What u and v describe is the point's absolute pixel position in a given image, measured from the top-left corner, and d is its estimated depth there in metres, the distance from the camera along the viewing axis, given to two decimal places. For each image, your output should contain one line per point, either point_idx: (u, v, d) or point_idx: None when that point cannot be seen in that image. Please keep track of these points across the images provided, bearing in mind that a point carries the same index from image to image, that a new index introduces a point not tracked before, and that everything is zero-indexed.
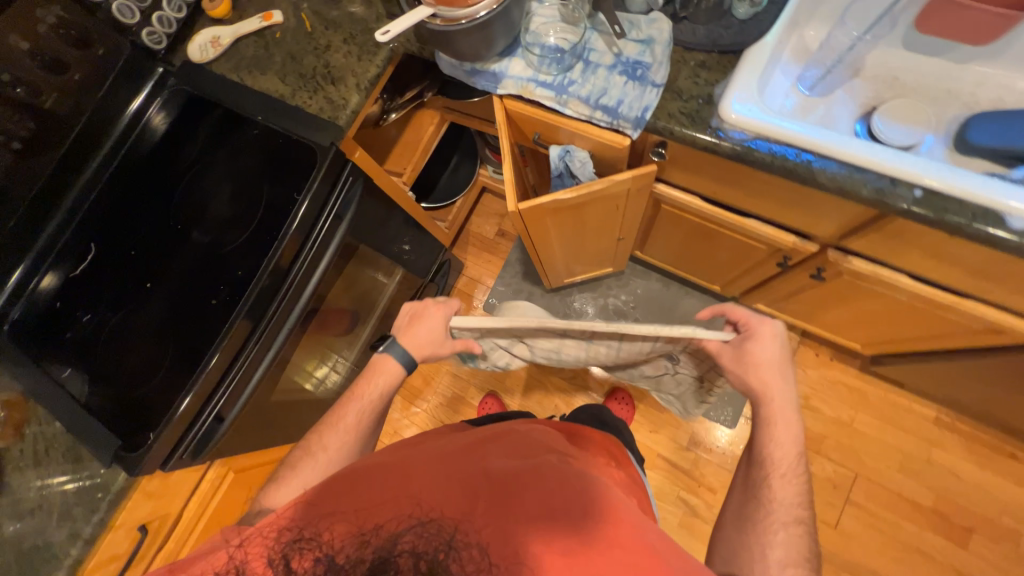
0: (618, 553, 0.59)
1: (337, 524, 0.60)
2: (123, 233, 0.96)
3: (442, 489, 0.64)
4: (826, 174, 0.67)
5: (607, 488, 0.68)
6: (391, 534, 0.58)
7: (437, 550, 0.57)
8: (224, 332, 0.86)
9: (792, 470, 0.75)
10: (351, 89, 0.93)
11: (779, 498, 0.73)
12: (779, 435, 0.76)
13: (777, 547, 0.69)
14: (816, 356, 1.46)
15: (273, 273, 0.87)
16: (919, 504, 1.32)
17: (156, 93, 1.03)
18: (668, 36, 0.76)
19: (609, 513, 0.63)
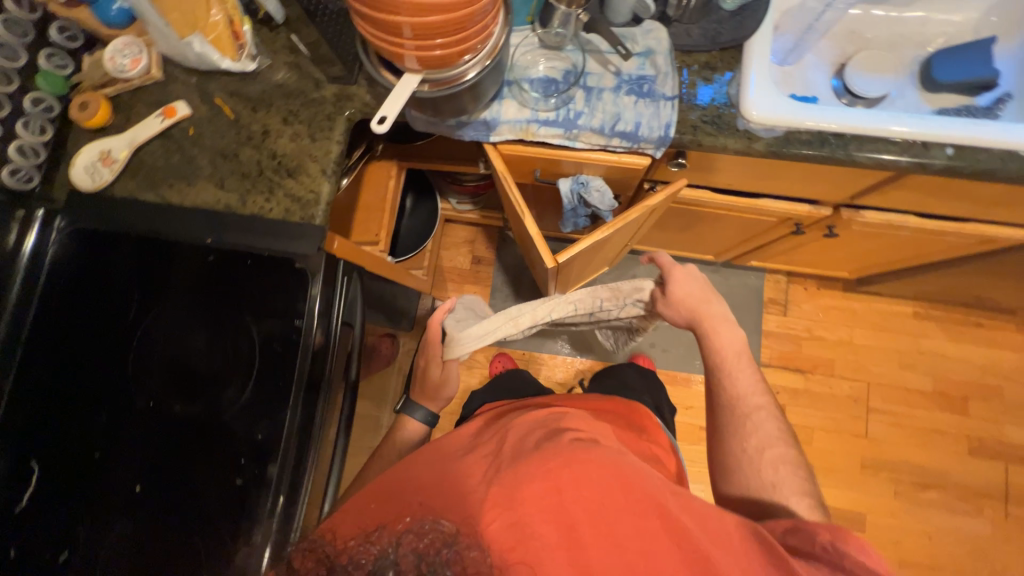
0: (627, 523, 0.55)
1: (335, 539, 0.57)
2: (70, 433, 0.74)
3: (445, 494, 0.59)
4: (861, 152, 0.67)
5: (624, 460, 0.62)
6: (392, 542, 0.52)
7: (441, 550, 0.51)
8: (268, 510, 0.70)
9: (738, 365, 0.84)
10: (316, 178, 0.77)
11: (742, 392, 0.82)
12: (722, 339, 0.86)
13: (751, 434, 0.78)
14: (805, 289, 1.56)
15: (301, 420, 0.72)
16: (923, 391, 1.49)
17: (46, 243, 0.79)
18: (668, 44, 0.71)
19: (618, 473, 0.59)
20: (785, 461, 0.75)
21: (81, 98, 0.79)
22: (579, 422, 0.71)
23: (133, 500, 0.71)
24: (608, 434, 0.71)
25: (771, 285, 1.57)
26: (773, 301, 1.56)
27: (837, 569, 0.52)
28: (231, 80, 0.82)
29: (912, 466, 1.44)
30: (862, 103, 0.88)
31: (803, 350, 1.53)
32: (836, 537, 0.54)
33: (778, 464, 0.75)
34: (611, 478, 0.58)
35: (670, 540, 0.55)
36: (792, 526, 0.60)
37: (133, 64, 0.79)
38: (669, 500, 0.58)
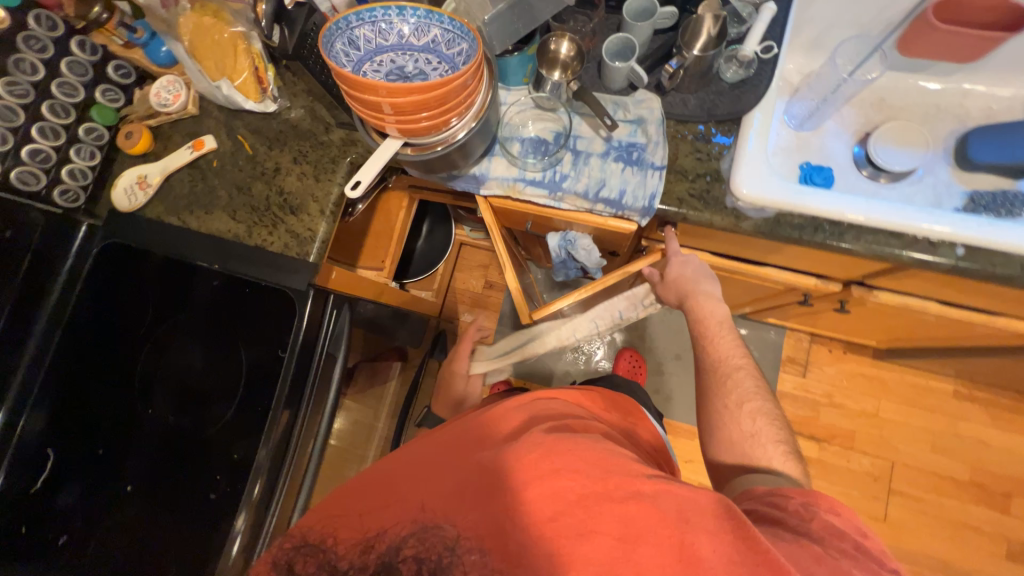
0: (600, 506, 0.53)
1: (340, 530, 0.61)
2: (84, 428, 0.83)
3: (427, 480, 0.62)
4: (861, 243, 0.64)
5: (606, 447, 0.60)
6: (395, 538, 0.58)
7: (443, 554, 0.56)
8: (230, 531, 0.74)
9: (720, 332, 0.77)
10: (316, 216, 0.83)
11: (724, 357, 0.75)
12: (706, 306, 0.79)
13: (731, 392, 0.72)
14: (829, 352, 1.46)
15: (275, 449, 0.77)
16: (957, 479, 1.34)
17: (84, 255, 0.88)
18: (660, 114, 0.70)
19: (589, 456, 0.57)
20: (769, 417, 0.69)
21: (127, 128, 0.89)
22: (578, 415, 0.71)
23: (127, 499, 0.79)
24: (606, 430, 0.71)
25: (791, 343, 1.48)
26: (792, 361, 1.47)
27: (801, 532, 0.53)
28: (253, 118, 0.89)
29: (935, 561, 1.30)
30: (885, 177, 0.80)
31: (821, 416, 1.43)
32: (807, 501, 0.56)
33: (759, 422, 0.68)
34: (580, 462, 0.56)
35: (648, 521, 0.51)
36: (770, 492, 0.60)
37: (175, 99, 0.87)
38: (645, 484, 0.54)
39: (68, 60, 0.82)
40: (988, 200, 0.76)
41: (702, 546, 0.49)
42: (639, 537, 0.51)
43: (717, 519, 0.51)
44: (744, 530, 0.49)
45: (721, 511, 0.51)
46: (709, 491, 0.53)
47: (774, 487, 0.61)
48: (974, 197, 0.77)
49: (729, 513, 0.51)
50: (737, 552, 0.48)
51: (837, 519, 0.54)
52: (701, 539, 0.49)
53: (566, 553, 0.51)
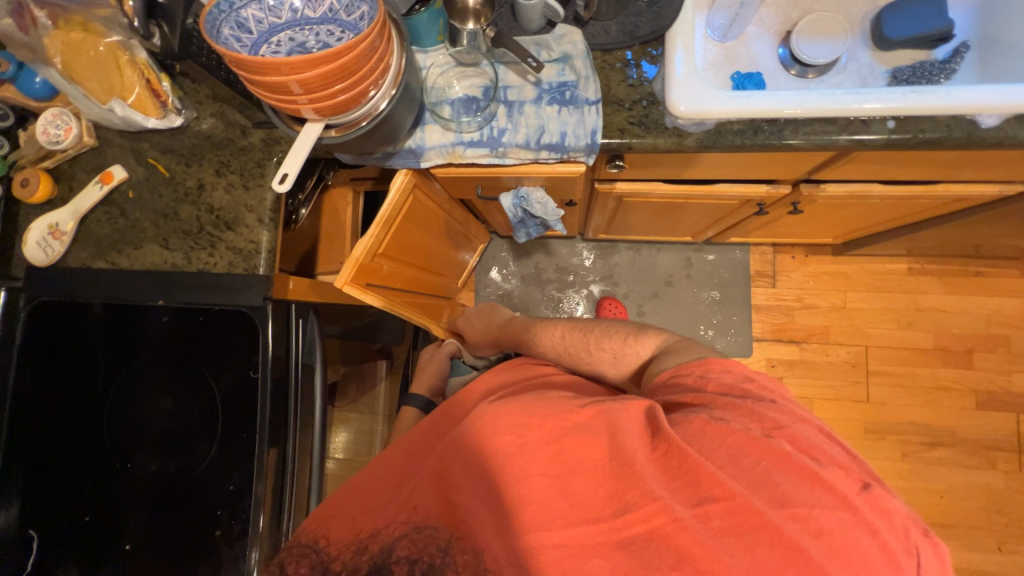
0: (542, 450, 0.53)
1: (331, 530, 0.57)
2: (63, 499, 0.78)
3: (399, 478, 0.61)
4: (799, 136, 0.65)
5: (544, 395, 0.60)
6: (387, 539, 0.54)
7: (435, 555, 0.52)
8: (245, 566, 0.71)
9: (562, 330, 0.83)
10: (255, 227, 0.78)
11: (550, 347, 0.83)
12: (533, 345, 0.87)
13: (581, 355, 0.78)
14: (793, 258, 1.52)
15: (273, 479, 0.74)
16: (925, 348, 1.44)
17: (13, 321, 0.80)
18: (584, 46, 0.68)
19: (526, 409, 0.56)
20: (629, 337, 0.76)
21: (21, 175, 0.80)
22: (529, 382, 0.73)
23: (130, 560, 0.76)
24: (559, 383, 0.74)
25: (756, 258, 1.54)
26: (760, 274, 1.53)
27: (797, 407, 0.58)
28: (160, 137, 0.81)
29: (918, 426, 1.41)
30: (813, 72, 0.82)
31: (796, 320, 1.50)
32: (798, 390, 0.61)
33: (630, 343, 0.76)
34: (514, 412, 0.55)
35: (588, 451, 0.52)
36: (672, 377, 0.63)
37: (66, 134, 0.79)
38: (579, 415, 0.55)
39: None
40: (909, 74, 0.79)
41: (628, 455, 0.51)
42: (577, 472, 0.52)
43: (645, 431, 0.53)
44: (658, 433, 0.52)
45: (646, 425, 0.53)
46: (635, 404, 0.55)
47: (675, 370, 0.64)
48: (896, 74, 0.80)
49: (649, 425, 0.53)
50: (657, 452, 0.51)
51: (726, 376, 0.59)
52: (629, 452, 0.51)
53: (521, 502, 0.51)
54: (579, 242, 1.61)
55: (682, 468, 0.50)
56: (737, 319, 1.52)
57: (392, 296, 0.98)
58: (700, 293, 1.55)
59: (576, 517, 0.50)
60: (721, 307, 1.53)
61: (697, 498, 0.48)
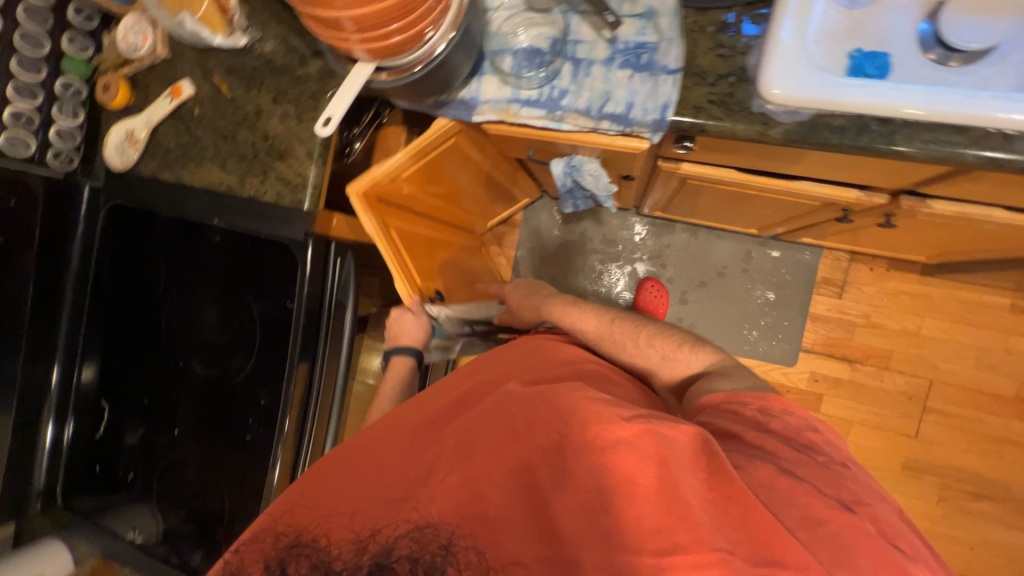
0: (581, 459, 0.49)
1: (333, 528, 0.53)
2: (128, 381, 0.93)
3: (412, 462, 0.57)
4: (916, 145, 0.54)
5: (583, 392, 0.55)
6: (388, 537, 0.50)
7: (435, 553, 0.48)
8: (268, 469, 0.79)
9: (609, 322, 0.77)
10: (303, 160, 0.78)
11: (596, 332, 0.78)
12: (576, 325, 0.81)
13: (627, 351, 0.74)
14: (870, 271, 1.37)
15: (297, 400, 0.79)
16: (1001, 395, 1.29)
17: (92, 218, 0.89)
18: (674, 3, 0.60)
19: (560, 410, 0.53)
20: (685, 344, 0.72)
21: (103, 80, 0.84)
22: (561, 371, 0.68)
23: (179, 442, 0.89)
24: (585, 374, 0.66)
25: (828, 263, 1.39)
26: (827, 281, 1.39)
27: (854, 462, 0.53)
28: (226, 56, 0.82)
29: (966, 474, 1.29)
30: (957, 59, 0.67)
31: (856, 338, 1.37)
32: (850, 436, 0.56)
33: (683, 351, 0.72)
34: (556, 413, 0.53)
35: (632, 472, 0.47)
36: (727, 402, 0.58)
37: (143, 41, 0.82)
38: (621, 429, 0.49)
39: (24, 7, 0.77)
40: None
41: (681, 484, 0.45)
42: (621, 492, 0.47)
43: (697, 456, 0.47)
44: (714, 464, 0.46)
45: (700, 452, 0.48)
46: (687, 429, 0.49)
47: (731, 395, 0.60)
48: None
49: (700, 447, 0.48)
50: (713, 492, 0.46)
51: (790, 420, 0.55)
52: (675, 478, 0.46)
53: (555, 510, 0.49)
54: (633, 215, 1.52)
55: (750, 521, 0.43)
56: (790, 325, 1.41)
57: (410, 229, 0.97)
58: (754, 291, 1.44)
59: (616, 543, 0.45)
60: (772, 309, 1.43)
61: (715, 526, 0.44)
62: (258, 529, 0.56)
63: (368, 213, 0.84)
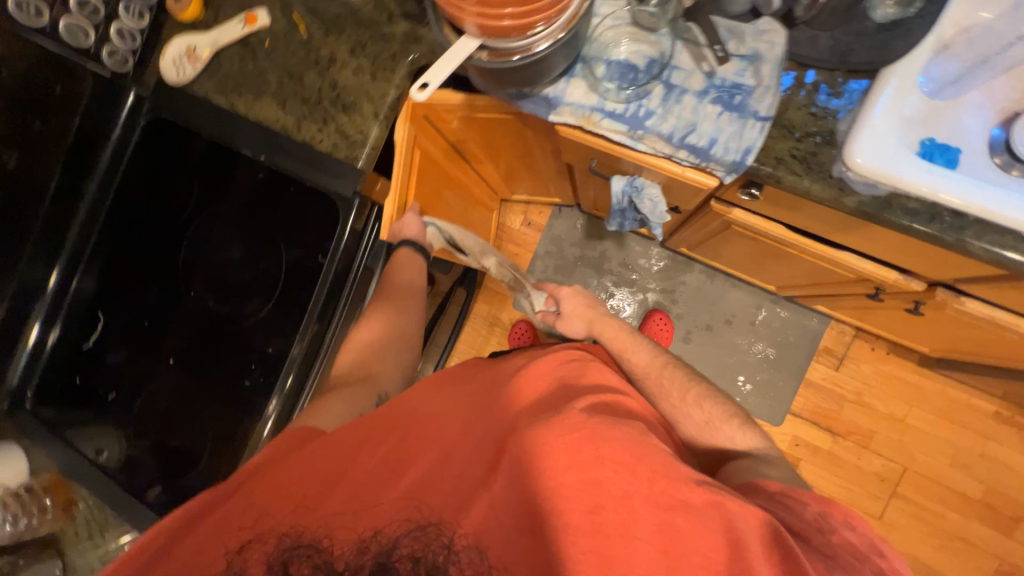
0: (646, 510, 0.49)
1: (335, 528, 0.52)
2: (126, 295, 0.88)
3: (444, 473, 0.56)
4: (980, 245, 0.56)
5: (646, 440, 0.54)
6: (388, 538, 0.51)
7: (437, 552, 0.51)
8: (262, 417, 0.78)
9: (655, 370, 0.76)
10: (368, 118, 0.76)
11: (644, 369, 0.77)
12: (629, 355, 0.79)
13: (671, 395, 0.73)
14: (871, 350, 1.40)
15: (304, 355, 0.77)
16: (967, 495, 1.33)
17: (134, 121, 0.88)
18: (781, 52, 0.59)
19: (623, 452, 0.52)
20: (727, 414, 0.70)
21: None
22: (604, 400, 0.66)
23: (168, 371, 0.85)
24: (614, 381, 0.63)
25: (832, 334, 1.43)
26: (828, 351, 1.42)
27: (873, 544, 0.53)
28: None
29: (919, 564, 1.33)
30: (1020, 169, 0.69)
31: (843, 412, 1.40)
32: None
33: (724, 420, 0.70)
34: (618, 458, 0.51)
35: (700, 538, 0.48)
36: (780, 492, 0.57)
37: None
38: (696, 494, 0.50)
39: None
40: None
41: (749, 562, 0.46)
42: (683, 556, 0.48)
43: (761, 534, 0.47)
44: (776, 546, 0.46)
45: (766, 532, 0.47)
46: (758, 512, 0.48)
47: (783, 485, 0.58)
48: None
49: (762, 525, 0.48)
50: None
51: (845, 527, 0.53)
52: (723, 547, 0.47)
53: (608, 552, 0.48)
54: (656, 246, 1.53)
55: None
56: (783, 385, 1.43)
57: (429, 168, 0.91)
58: (755, 345, 1.46)
59: None
60: (769, 367, 1.45)
61: None
62: (251, 529, 0.52)
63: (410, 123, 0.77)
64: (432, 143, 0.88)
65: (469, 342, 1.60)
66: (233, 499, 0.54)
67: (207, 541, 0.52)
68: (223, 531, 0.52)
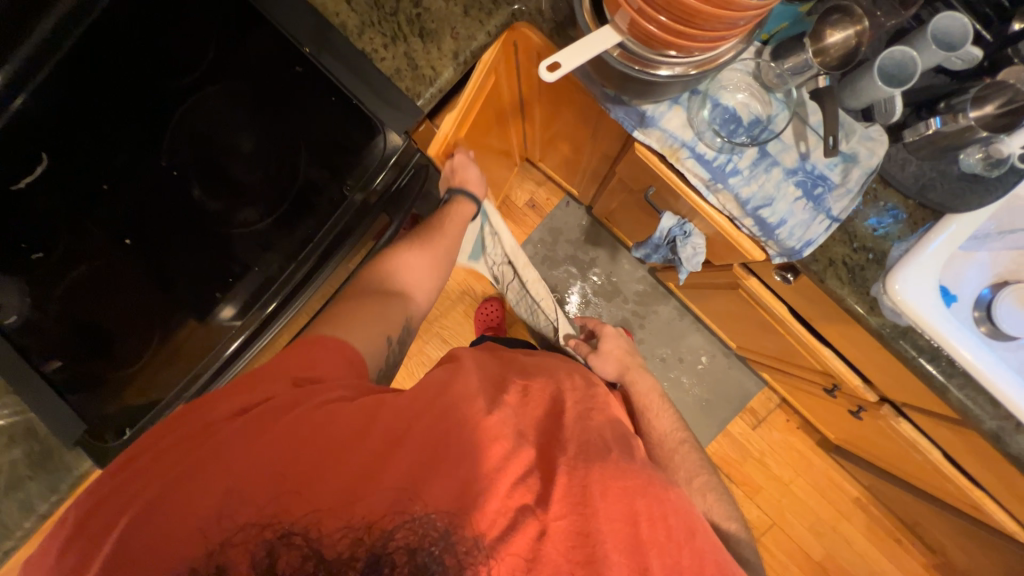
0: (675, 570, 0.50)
1: (326, 517, 0.45)
2: (102, 154, 0.79)
3: (446, 466, 0.49)
4: (956, 394, 0.63)
5: (646, 478, 0.54)
6: (383, 532, 0.45)
7: (433, 547, 0.46)
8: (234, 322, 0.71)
9: (663, 411, 0.76)
10: (444, 56, 0.67)
11: (662, 435, 0.73)
12: (655, 409, 0.77)
13: (681, 469, 0.69)
14: (785, 420, 1.57)
15: (293, 281, 0.71)
16: (811, 556, 1.56)
17: None
18: (876, 164, 0.60)
19: (662, 509, 0.52)
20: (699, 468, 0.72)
21: None
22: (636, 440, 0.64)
23: (123, 252, 0.79)
24: (618, 412, 0.63)
25: (760, 397, 1.58)
26: (752, 411, 1.58)
27: None
28: None
29: None
30: (987, 327, 0.77)
31: (744, 465, 1.57)
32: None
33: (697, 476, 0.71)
34: (640, 493, 0.52)
35: None
36: None
37: None
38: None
39: None
40: None
41: None
42: None
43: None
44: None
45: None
46: None
47: None
48: None
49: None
50: None
51: None
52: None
53: None
54: (644, 269, 1.57)
55: None
56: (706, 428, 1.57)
57: (490, 108, 0.85)
58: (694, 387, 1.58)
59: None
60: (700, 409, 1.57)
61: None
62: (240, 515, 0.44)
63: (498, 53, 0.71)
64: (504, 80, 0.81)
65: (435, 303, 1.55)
66: (219, 472, 0.45)
67: (179, 516, 0.43)
68: (207, 511, 0.44)
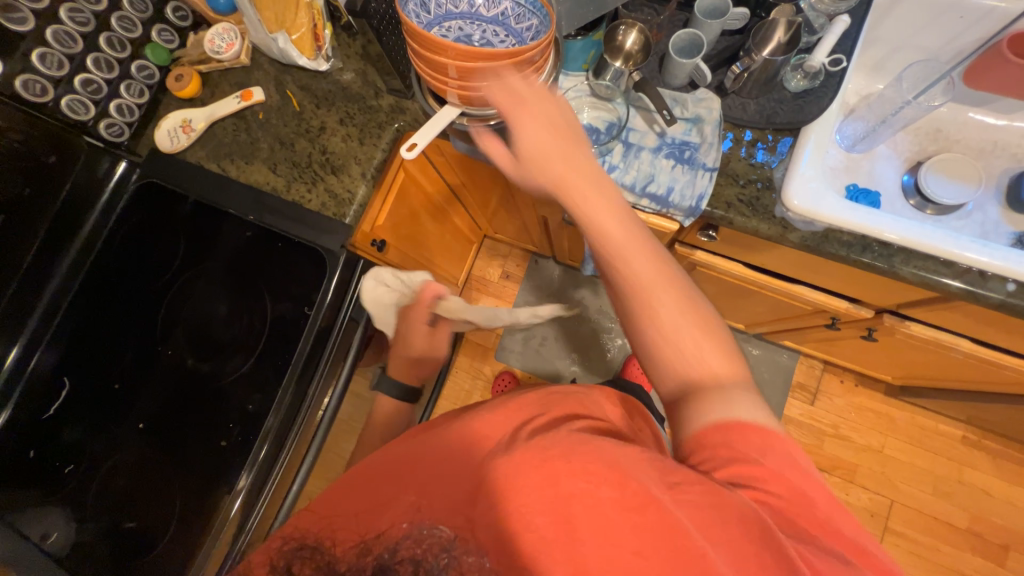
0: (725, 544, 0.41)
1: (338, 530, 0.54)
2: (99, 359, 0.84)
3: (444, 483, 0.52)
4: (909, 268, 0.63)
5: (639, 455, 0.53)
6: (391, 540, 0.51)
7: (439, 557, 0.48)
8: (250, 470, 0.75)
9: (665, 287, 0.50)
10: (356, 179, 0.82)
11: (698, 346, 0.49)
12: (636, 258, 0.51)
13: (669, 308, 0.50)
14: (840, 383, 1.46)
15: (282, 420, 0.77)
16: (956, 525, 1.33)
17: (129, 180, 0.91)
18: (718, 115, 0.69)
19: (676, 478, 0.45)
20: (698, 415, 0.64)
21: (178, 71, 0.89)
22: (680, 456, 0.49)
23: (137, 438, 0.79)
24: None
25: (803, 369, 1.48)
26: (801, 386, 1.47)
27: None
28: (304, 76, 0.88)
29: None
30: (933, 208, 0.79)
31: (826, 447, 1.42)
32: None
33: None
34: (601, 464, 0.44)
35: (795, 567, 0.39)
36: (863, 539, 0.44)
37: (228, 48, 0.87)
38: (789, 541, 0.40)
39: None
40: None
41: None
42: None
43: (749, 470, 0.44)
44: (759, 480, 0.44)
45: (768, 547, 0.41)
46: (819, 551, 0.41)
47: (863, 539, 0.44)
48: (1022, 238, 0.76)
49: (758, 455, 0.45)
50: None
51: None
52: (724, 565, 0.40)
53: None
54: None
55: None
56: None
57: (408, 202, 0.99)
58: None
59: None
60: None
61: None
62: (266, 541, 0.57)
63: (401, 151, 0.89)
64: (417, 171, 0.97)
65: (452, 398, 1.57)
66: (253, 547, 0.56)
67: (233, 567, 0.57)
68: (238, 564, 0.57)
